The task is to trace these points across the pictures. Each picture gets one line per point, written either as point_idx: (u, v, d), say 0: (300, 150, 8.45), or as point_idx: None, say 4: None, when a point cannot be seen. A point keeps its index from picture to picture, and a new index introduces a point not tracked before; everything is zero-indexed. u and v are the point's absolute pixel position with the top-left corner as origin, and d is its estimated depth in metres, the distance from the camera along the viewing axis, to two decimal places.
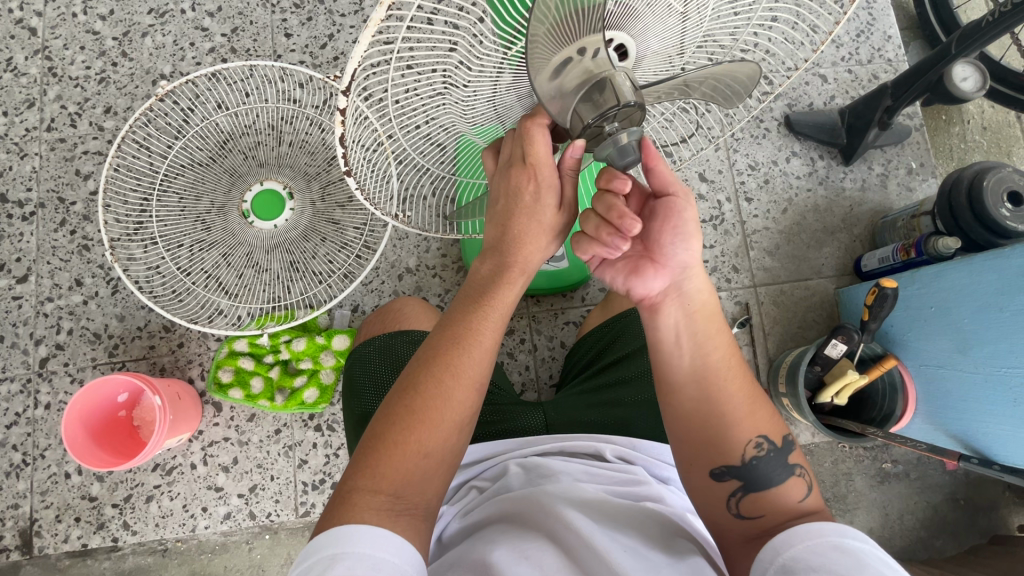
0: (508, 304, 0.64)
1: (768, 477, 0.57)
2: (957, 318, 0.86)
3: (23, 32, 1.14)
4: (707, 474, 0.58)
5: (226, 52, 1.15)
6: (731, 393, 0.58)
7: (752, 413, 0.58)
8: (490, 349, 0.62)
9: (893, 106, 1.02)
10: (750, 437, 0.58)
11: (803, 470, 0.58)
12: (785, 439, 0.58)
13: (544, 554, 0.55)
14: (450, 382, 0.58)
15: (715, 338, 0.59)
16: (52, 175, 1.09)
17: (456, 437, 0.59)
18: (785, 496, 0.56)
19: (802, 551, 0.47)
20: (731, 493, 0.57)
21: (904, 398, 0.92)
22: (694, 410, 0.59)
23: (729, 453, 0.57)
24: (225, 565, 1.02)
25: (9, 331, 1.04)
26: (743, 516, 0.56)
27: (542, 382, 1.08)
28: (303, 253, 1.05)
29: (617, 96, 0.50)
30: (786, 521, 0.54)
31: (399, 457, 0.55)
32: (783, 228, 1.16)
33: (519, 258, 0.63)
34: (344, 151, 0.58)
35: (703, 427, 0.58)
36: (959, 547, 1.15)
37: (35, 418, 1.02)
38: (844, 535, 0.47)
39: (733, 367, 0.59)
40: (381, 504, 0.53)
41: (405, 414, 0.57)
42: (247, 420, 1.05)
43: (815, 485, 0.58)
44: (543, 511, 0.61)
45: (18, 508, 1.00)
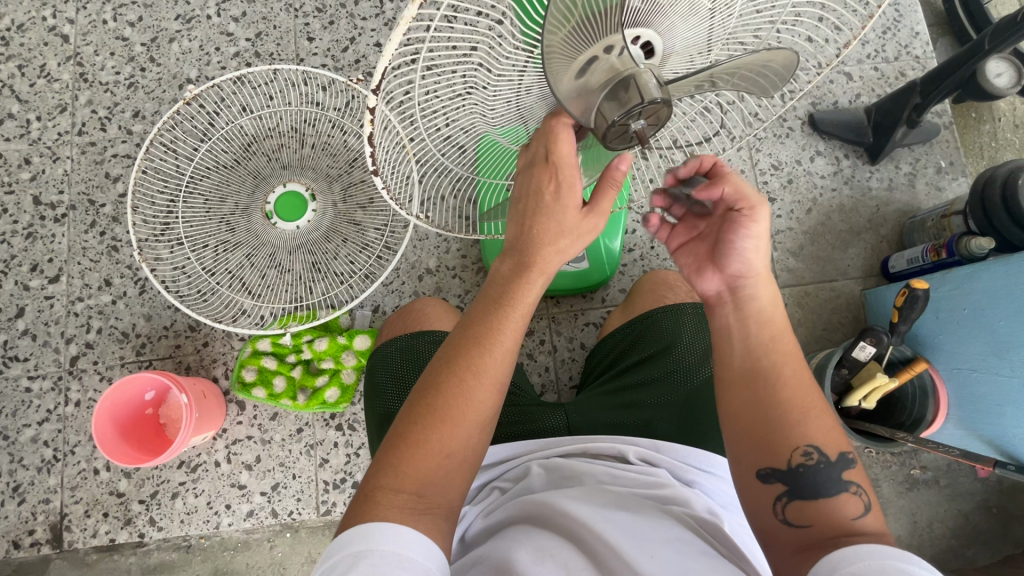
0: (530, 303, 0.63)
1: (821, 486, 0.53)
2: (990, 320, 0.83)
3: (56, 39, 1.17)
4: (753, 476, 0.56)
5: (250, 56, 1.17)
6: (793, 399, 0.56)
7: (815, 416, 0.55)
8: (511, 351, 0.62)
9: (922, 104, 1.00)
10: (798, 445, 0.54)
11: (861, 488, 0.53)
12: (843, 454, 0.54)
13: (563, 556, 0.55)
14: (471, 381, 0.58)
15: (781, 338, 0.59)
16: (83, 178, 1.12)
17: (478, 437, 0.58)
18: (836, 509, 0.52)
19: (863, 569, 0.44)
20: (776, 497, 0.54)
21: (936, 403, 0.90)
22: (751, 409, 0.57)
23: (774, 454, 0.55)
24: (247, 562, 1.03)
25: (42, 330, 1.07)
26: (790, 522, 0.53)
27: (561, 384, 1.07)
28: (324, 254, 1.06)
29: (642, 92, 0.50)
30: (833, 536, 0.50)
31: (420, 458, 0.55)
32: (808, 229, 1.14)
33: (539, 257, 0.62)
34: (371, 150, 0.59)
35: (763, 431, 0.56)
36: (991, 557, 1.12)
37: (66, 415, 1.04)
38: (912, 563, 0.44)
39: (794, 371, 0.57)
40: (404, 503, 0.53)
41: (426, 413, 0.57)
42: (270, 418, 1.06)
43: (877, 507, 0.53)
44: (562, 512, 0.61)
45: (49, 503, 1.02)
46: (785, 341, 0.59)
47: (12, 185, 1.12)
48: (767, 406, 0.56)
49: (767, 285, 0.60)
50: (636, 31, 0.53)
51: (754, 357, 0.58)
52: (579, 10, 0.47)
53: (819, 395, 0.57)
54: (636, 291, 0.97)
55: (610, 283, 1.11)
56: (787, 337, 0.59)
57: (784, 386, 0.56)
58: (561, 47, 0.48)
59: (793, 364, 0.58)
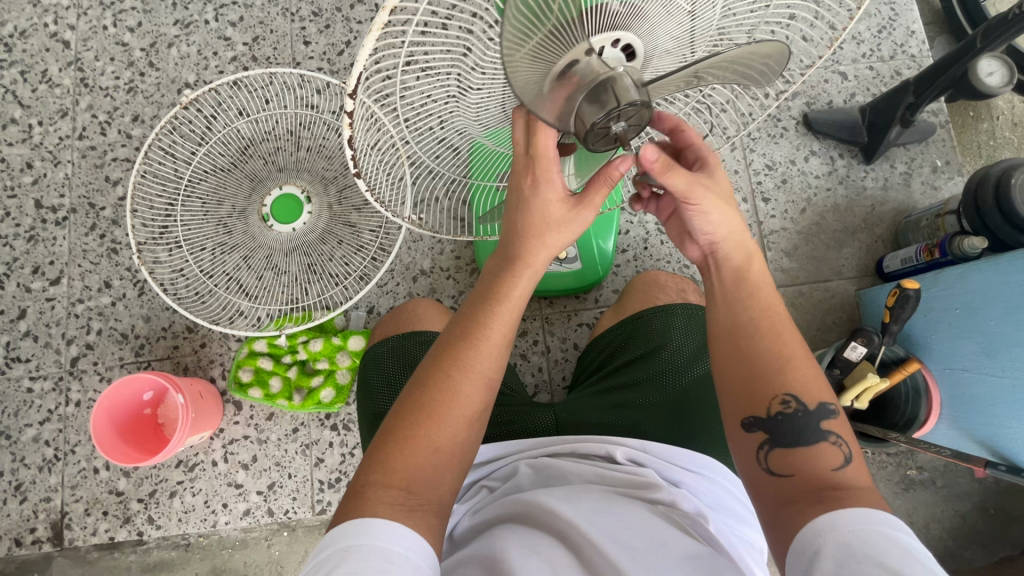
0: (520, 298, 0.64)
1: (801, 434, 0.53)
2: (982, 321, 0.83)
3: (57, 45, 1.19)
4: (739, 425, 0.56)
5: (247, 60, 1.18)
6: (774, 346, 0.57)
7: (798, 366, 0.56)
8: (501, 342, 0.62)
9: (916, 103, 0.99)
10: (777, 393, 0.55)
11: (840, 438, 0.53)
12: (823, 405, 0.54)
13: (549, 553, 0.56)
14: (459, 376, 0.59)
15: (763, 291, 0.60)
16: (83, 182, 1.14)
17: (467, 431, 0.59)
18: (815, 460, 0.53)
19: (847, 535, 0.45)
20: (759, 446, 0.55)
21: (928, 402, 0.90)
22: (736, 360, 0.58)
23: (755, 402, 0.55)
24: (245, 560, 1.05)
25: (43, 331, 1.09)
26: (774, 473, 0.53)
27: (555, 384, 1.08)
28: (320, 256, 1.07)
29: (619, 96, 0.50)
30: (815, 489, 0.50)
31: (408, 454, 0.56)
32: (802, 229, 1.13)
33: (527, 253, 0.63)
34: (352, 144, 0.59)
35: (745, 381, 0.57)
36: (989, 558, 1.11)
37: (67, 415, 1.06)
38: (894, 526, 0.45)
39: (776, 320, 0.59)
40: (393, 499, 0.53)
41: (415, 408, 0.58)
42: (266, 418, 1.07)
43: (857, 459, 0.53)
44: (549, 511, 0.62)
45: (50, 501, 1.04)
46: (768, 294, 0.60)
47: (14, 189, 1.13)
48: (745, 358, 0.57)
49: (744, 244, 0.62)
50: (610, 35, 0.52)
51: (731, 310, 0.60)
52: (553, 18, 0.46)
53: (801, 344, 0.58)
54: (628, 292, 0.98)
55: (604, 284, 1.11)
56: (770, 287, 0.61)
57: (764, 335, 0.58)
58: (528, 59, 0.46)
59: (774, 311, 0.59)
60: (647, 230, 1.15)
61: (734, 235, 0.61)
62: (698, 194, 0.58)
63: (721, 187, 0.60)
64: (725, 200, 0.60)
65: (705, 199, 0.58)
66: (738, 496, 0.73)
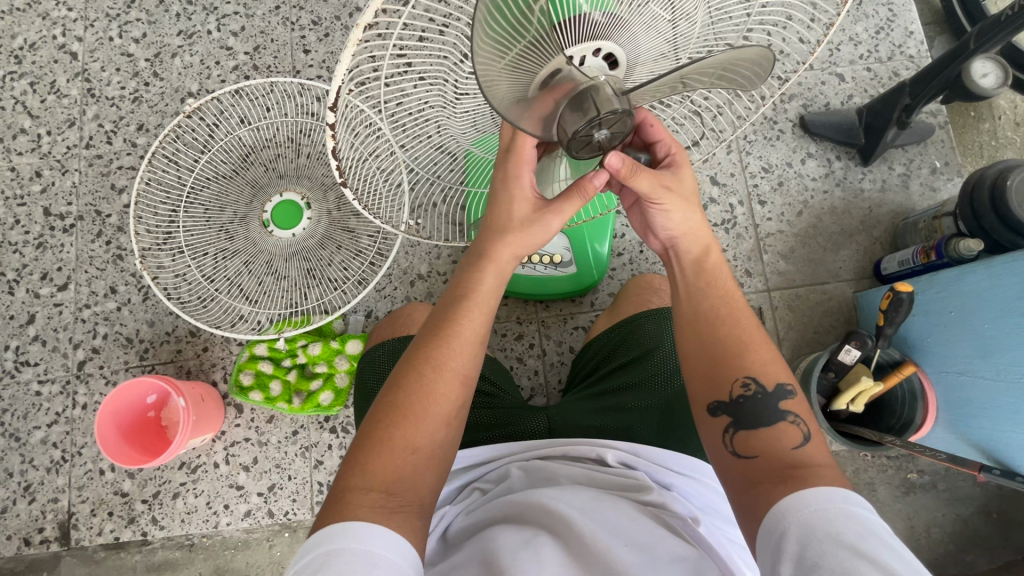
0: (490, 299, 0.67)
1: (763, 415, 0.57)
2: (976, 324, 0.83)
3: (65, 57, 1.22)
4: (704, 411, 0.60)
5: (248, 69, 1.21)
6: (734, 333, 0.61)
7: (757, 351, 0.60)
8: (475, 337, 0.65)
9: (911, 105, 0.99)
10: (737, 376, 0.59)
11: (799, 418, 0.57)
12: (781, 385, 0.58)
13: (537, 548, 0.56)
14: (433, 375, 0.61)
15: (722, 283, 0.65)
16: (90, 190, 1.16)
17: (444, 430, 0.60)
18: (778, 439, 0.56)
19: (810, 515, 0.47)
20: (724, 430, 0.58)
21: (924, 406, 0.89)
22: (701, 350, 0.62)
23: (718, 387, 0.59)
24: (247, 561, 1.06)
25: (51, 336, 1.11)
26: (739, 454, 0.57)
27: (550, 387, 1.09)
28: (319, 261, 1.09)
29: (598, 105, 0.51)
30: (778, 468, 0.53)
31: (387, 455, 0.57)
32: (799, 231, 1.13)
33: (495, 255, 0.67)
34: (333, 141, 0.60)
35: (710, 367, 0.61)
36: (991, 562, 1.10)
37: (74, 418, 1.09)
38: (851, 501, 0.47)
39: (735, 308, 0.63)
40: (374, 501, 0.54)
41: (391, 410, 0.59)
42: (266, 421, 1.09)
43: (816, 437, 0.56)
44: (535, 509, 0.62)
45: (57, 502, 1.07)
46: (729, 285, 0.65)
47: (24, 197, 1.16)
48: (708, 347, 0.62)
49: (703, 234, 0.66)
50: (594, 44, 0.53)
51: (693, 301, 0.65)
52: (531, 32, 0.45)
53: (759, 331, 0.62)
54: (624, 296, 0.98)
55: (599, 287, 1.12)
56: (729, 278, 0.66)
57: (724, 323, 0.62)
58: (505, 73, 0.47)
59: (735, 300, 0.64)
60: None
61: (695, 230, 0.66)
62: (662, 194, 0.62)
63: (686, 187, 0.64)
64: (689, 199, 0.64)
65: (669, 198, 0.63)
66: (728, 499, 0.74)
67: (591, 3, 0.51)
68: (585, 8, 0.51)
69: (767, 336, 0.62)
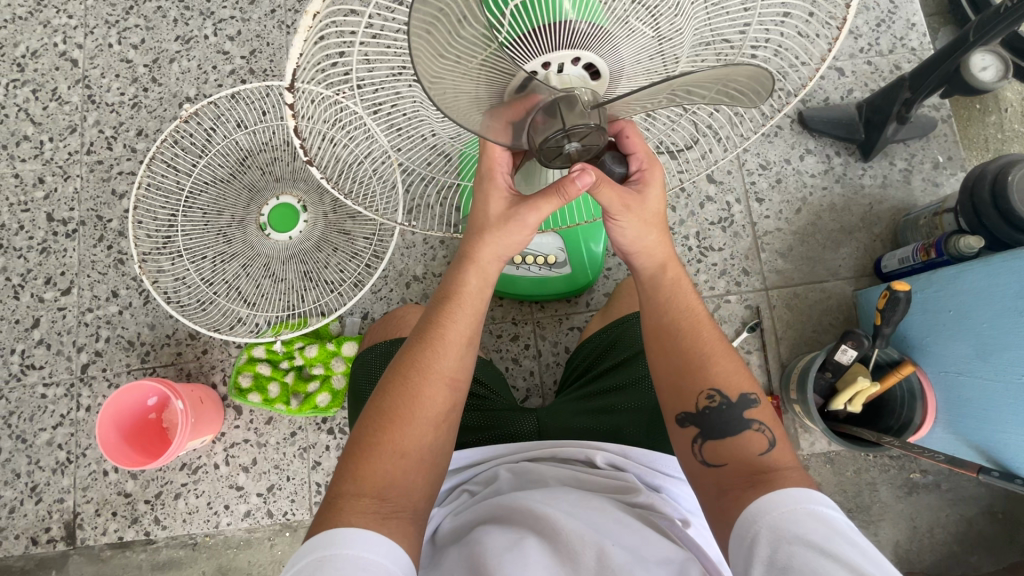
0: (477, 301, 0.67)
1: (727, 425, 0.59)
2: (976, 324, 0.81)
3: (66, 64, 1.24)
4: (673, 421, 0.61)
5: (245, 73, 1.22)
6: (698, 345, 0.63)
7: (722, 361, 0.62)
8: (462, 339, 0.65)
9: (911, 99, 0.97)
10: (703, 389, 0.60)
11: (763, 425, 0.59)
12: (744, 395, 0.60)
13: (524, 546, 0.56)
14: (417, 379, 0.62)
15: (685, 296, 0.67)
16: (91, 196, 1.18)
17: (431, 434, 0.61)
18: (743, 447, 0.57)
19: (779, 517, 0.49)
20: (692, 440, 0.60)
21: (924, 406, 0.88)
22: (668, 361, 0.64)
23: (685, 399, 0.61)
24: (248, 560, 1.08)
25: (56, 339, 1.13)
26: (708, 463, 0.58)
27: (546, 388, 1.09)
28: (316, 264, 1.09)
29: (567, 119, 0.52)
30: (747, 474, 0.55)
31: (377, 460, 0.57)
32: (797, 229, 1.12)
33: (481, 257, 0.67)
34: (298, 138, 0.61)
35: (676, 379, 0.62)
36: (996, 564, 1.08)
37: (78, 420, 1.11)
38: (816, 502, 0.49)
39: (700, 319, 0.65)
40: (366, 507, 0.54)
41: (377, 416, 0.60)
42: (265, 422, 1.10)
43: (780, 441, 0.58)
44: (521, 506, 0.63)
45: (63, 502, 1.09)
46: (692, 298, 0.67)
47: (27, 203, 1.18)
48: (673, 359, 0.63)
49: (664, 245, 0.68)
50: (574, 53, 0.52)
51: (658, 313, 0.66)
52: (491, 48, 0.47)
53: (721, 342, 0.64)
54: (617, 296, 0.97)
55: (595, 287, 1.12)
56: (692, 290, 0.68)
57: (688, 334, 0.64)
58: (467, 78, 0.49)
59: (698, 313, 0.65)
60: None
61: (658, 245, 0.67)
62: (622, 211, 0.63)
63: (651, 206, 0.64)
64: (651, 218, 0.65)
65: (629, 215, 0.63)
66: None
67: (576, 11, 0.51)
68: (571, 15, 0.51)
69: (731, 345, 0.64)
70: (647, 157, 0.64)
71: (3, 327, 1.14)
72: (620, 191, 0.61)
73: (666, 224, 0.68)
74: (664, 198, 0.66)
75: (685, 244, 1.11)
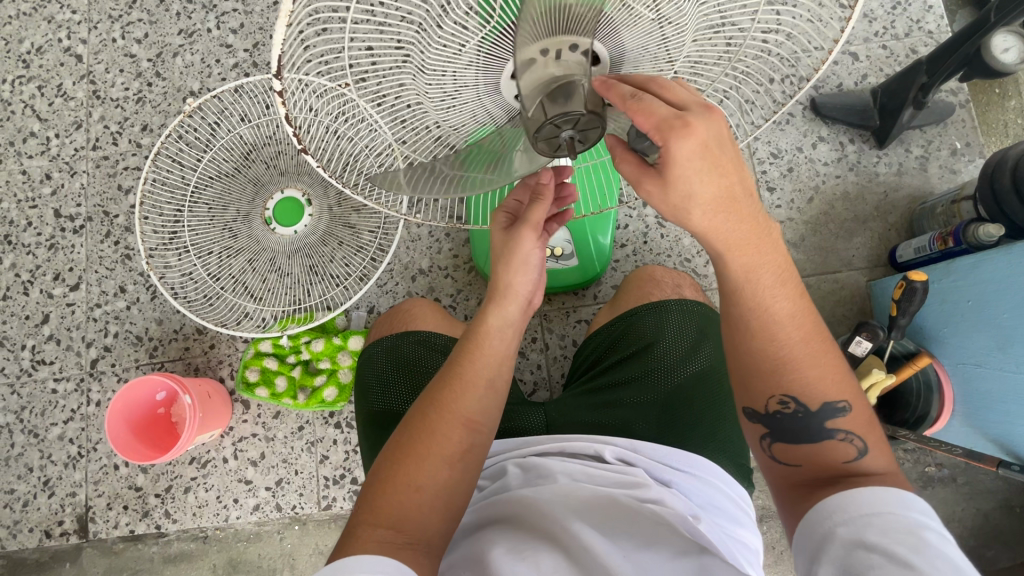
0: (501, 333, 0.66)
1: (804, 430, 0.59)
2: (994, 314, 0.79)
3: (71, 59, 1.24)
4: (742, 415, 0.63)
5: (248, 66, 1.21)
6: (772, 349, 0.58)
7: (801, 364, 0.58)
8: (484, 378, 0.64)
9: (927, 84, 0.94)
10: (775, 393, 0.59)
11: (849, 433, 0.58)
12: (826, 405, 0.58)
13: (538, 557, 0.55)
14: (435, 417, 0.61)
15: (775, 284, 0.58)
16: (98, 191, 1.18)
17: (448, 470, 0.59)
18: (824, 453, 0.59)
19: (860, 521, 0.50)
20: (762, 437, 0.62)
21: (941, 399, 0.88)
22: (738, 357, 0.61)
23: (755, 399, 0.61)
24: (258, 553, 1.09)
25: (65, 335, 1.14)
26: (779, 460, 0.62)
27: (553, 381, 1.08)
28: (321, 258, 1.09)
29: (569, 103, 0.52)
30: (825, 475, 0.58)
31: (391, 493, 0.56)
32: (809, 219, 1.10)
33: (506, 286, 0.67)
34: (294, 126, 0.56)
35: (747, 376, 0.61)
36: (1012, 559, 1.06)
37: (89, 414, 1.12)
38: (907, 511, 0.49)
39: (786, 313, 0.58)
40: (382, 537, 0.53)
41: (395, 450, 0.60)
42: (273, 417, 1.11)
43: (870, 445, 0.58)
44: (542, 511, 0.61)
45: (75, 496, 1.10)
46: (784, 285, 0.58)
47: (35, 199, 1.19)
48: (749, 357, 0.60)
49: (738, 222, 0.55)
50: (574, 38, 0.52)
51: (736, 305, 0.59)
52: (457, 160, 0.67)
53: (812, 343, 0.58)
54: (624, 289, 0.96)
55: (602, 280, 1.11)
56: (787, 280, 0.58)
57: (760, 333, 0.58)
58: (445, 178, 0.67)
59: (788, 309, 0.58)
60: (648, 223, 1.13)
61: (710, 231, 0.55)
62: (643, 190, 0.55)
63: (676, 191, 0.53)
64: (685, 203, 0.53)
65: (654, 196, 0.55)
66: (730, 496, 0.72)
67: None
68: None
69: (828, 341, 0.59)
70: (656, 133, 0.50)
71: (13, 323, 1.15)
72: (637, 167, 0.54)
73: (732, 200, 0.53)
74: (717, 175, 0.52)
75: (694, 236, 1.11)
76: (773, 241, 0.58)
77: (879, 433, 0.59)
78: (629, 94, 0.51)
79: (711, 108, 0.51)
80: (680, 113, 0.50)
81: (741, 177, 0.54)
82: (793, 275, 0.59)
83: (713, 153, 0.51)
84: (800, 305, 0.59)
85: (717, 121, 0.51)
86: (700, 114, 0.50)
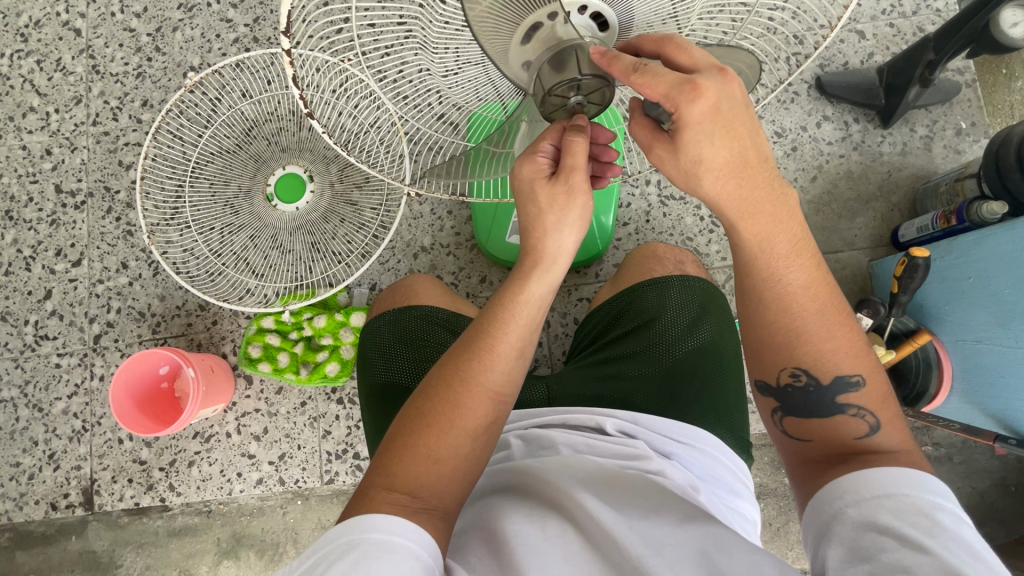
0: (536, 301, 0.62)
1: (816, 404, 0.60)
2: (996, 289, 0.80)
3: (69, 34, 1.22)
4: (754, 386, 0.65)
5: (248, 41, 1.19)
6: (781, 322, 0.59)
7: (813, 337, 0.59)
8: (515, 350, 0.61)
9: (935, 60, 0.92)
10: (787, 366, 0.61)
11: (861, 409, 0.58)
12: (837, 378, 0.59)
13: (544, 522, 0.55)
14: (461, 389, 0.58)
15: (789, 254, 0.58)
16: (98, 167, 1.18)
17: (469, 443, 0.58)
18: (836, 430, 0.59)
19: (872, 505, 0.50)
20: (774, 411, 0.63)
21: (939, 375, 0.89)
22: (752, 331, 0.62)
23: (766, 371, 0.62)
24: (262, 526, 1.10)
25: (68, 311, 1.14)
26: (791, 433, 0.63)
27: (555, 358, 1.08)
28: (323, 234, 1.09)
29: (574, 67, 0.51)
30: (835, 451, 0.58)
31: (411, 460, 0.55)
32: (812, 198, 1.09)
33: (546, 251, 0.62)
34: (301, 95, 0.54)
35: (760, 349, 0.62)
36: (1007, 536, 1.08)
37: (93, 389, 1.12)
38: (922, 494, 0.49)
39: (803, 284, 0.59)
40: (396, 501, 0.52)
41: (416, 417, 0.58)
42: (275, 392, 1.11)
43: (882, 422, 0.58)
44: (547, 479, 0.61)
45: (80, 469, 1.11)
46: (798, 255, 0.58)
47: (35, 174, 1.19)
48: (768, 333, 0.61)
49: (750, 188, 0.54)
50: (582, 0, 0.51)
51: (753, 277, 0.60)
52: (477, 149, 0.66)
53: (827, 313, 0.59)
54: (627, 266, 0.96)
55: (604, 258, 1.11)
56: (803, 253, 0.59)
57: (774, 306, 0.59)
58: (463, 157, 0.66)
59: (803, 280, 0.59)
60: (650, 202, 1.13)
61: (721, 197, 0.55)
62: (653, 157, 0.56)
63: (686, 157, 0.53)
64: (695, 168, 0.53)
65: (664, 162, 0.55)
66: (734, 470, 0.73)
67: None
68: None
69: (844, 313, 0.59)
70: (666, 101, 0.49)
71: (16, 298, 1.15)
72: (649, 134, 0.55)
73: (745, 164, 0.53)
74: (727, 140, 0.51)
75: (697, 214, 1.11)
76: (789, 209, 0.57)
77: (895, 410, 0.59)
78: (632, 65, 0.49)
79: (725, 71, 0.50)
80: (689, 78, 0.49)
81: (753, 143, 0.53)
82: (808, 245, 0.59)
83: (724, 116, 0.50)
84: (816, 276, 0.59)
85: (730, 84, 0.50)
86: (713, 77, 0.49)
